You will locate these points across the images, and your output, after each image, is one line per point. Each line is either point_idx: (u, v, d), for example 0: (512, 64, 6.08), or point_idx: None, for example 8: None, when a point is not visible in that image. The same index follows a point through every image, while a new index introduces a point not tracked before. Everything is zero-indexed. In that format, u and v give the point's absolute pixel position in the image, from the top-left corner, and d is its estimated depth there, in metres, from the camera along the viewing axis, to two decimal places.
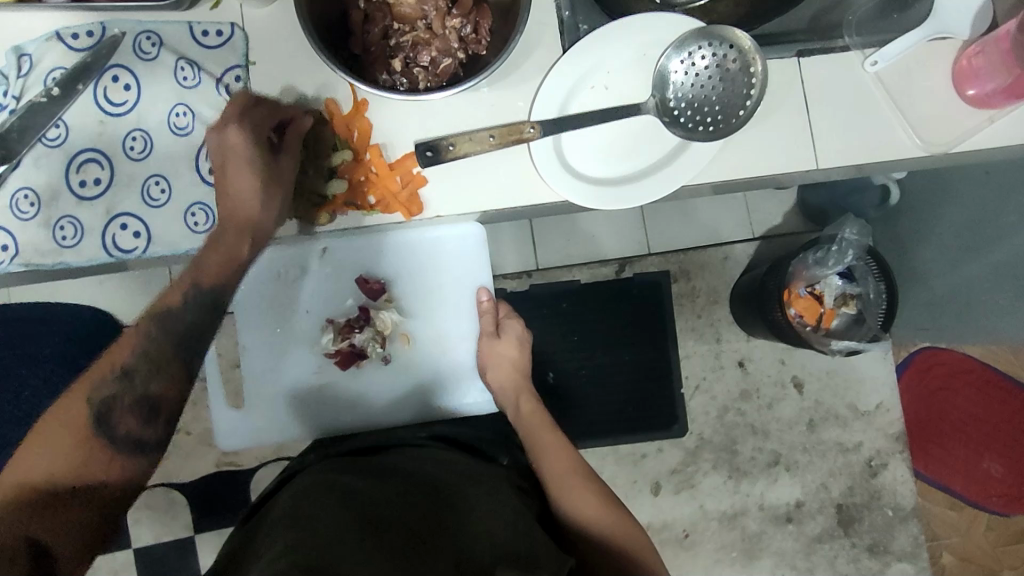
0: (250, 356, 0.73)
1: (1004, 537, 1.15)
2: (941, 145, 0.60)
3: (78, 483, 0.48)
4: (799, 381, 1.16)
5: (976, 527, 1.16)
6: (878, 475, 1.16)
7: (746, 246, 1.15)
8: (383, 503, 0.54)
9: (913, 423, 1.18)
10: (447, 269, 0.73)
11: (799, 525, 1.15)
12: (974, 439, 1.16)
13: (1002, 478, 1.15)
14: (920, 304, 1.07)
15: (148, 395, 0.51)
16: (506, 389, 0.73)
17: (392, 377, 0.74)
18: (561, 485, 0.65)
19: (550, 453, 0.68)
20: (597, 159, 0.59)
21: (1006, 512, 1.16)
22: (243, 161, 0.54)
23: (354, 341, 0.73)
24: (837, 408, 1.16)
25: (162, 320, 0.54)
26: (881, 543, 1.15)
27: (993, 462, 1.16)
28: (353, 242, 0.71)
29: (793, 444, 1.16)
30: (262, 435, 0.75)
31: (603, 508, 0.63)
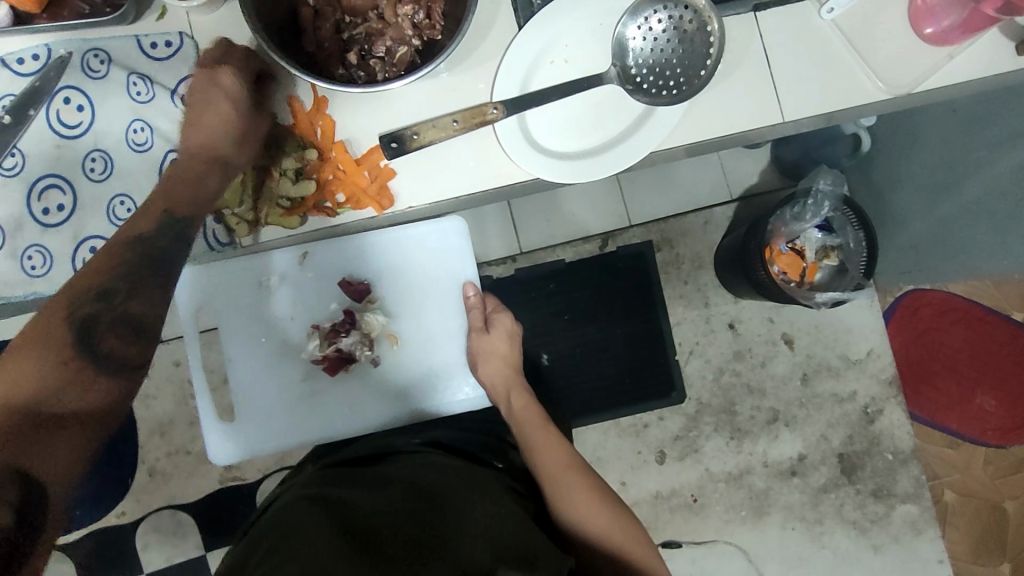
0: (237, 366, 0.72)
1: (1002, 469, 1.20)
2: (904, 87, 0.60)
3: (63, 407, 0.44)
4: (789, 336, 1.17)
5: (974, 464, 1.20)
6: (875, 421, 1.18)
7: (725, 209, 1.15)
8: (380, 516, 0.53)
9: (903, 363, 1.21)
10: (430, 267, 0.74)
11: (803, 477, 1.16)
12: (966, 374, 1.20)
13: (996, 411, 1.20)
14: (900, 250, 1.08)
15: (129, 314, 0.49)
16: (497, 385, 0.72)
17: (385, 378, 0.74)
18: (558, 488, 0.64)
19: (545, 450, 0.67)
20: (564, 133, 0.58)
21: (1003, 445, 1.20)
22: (218, 108, 0.54)
23: (341, 346, 0.72)
24: (829, 359, 1.18)
25: (134, 243, 0.51)
26: (884, 487, 1.17)
27: (987, 396, 1.20)
28: (335, 245, 0.72)
29: (789, 399, 1.17)
30: (255, 446, 0.74)
31: (599, 508, 0.62)
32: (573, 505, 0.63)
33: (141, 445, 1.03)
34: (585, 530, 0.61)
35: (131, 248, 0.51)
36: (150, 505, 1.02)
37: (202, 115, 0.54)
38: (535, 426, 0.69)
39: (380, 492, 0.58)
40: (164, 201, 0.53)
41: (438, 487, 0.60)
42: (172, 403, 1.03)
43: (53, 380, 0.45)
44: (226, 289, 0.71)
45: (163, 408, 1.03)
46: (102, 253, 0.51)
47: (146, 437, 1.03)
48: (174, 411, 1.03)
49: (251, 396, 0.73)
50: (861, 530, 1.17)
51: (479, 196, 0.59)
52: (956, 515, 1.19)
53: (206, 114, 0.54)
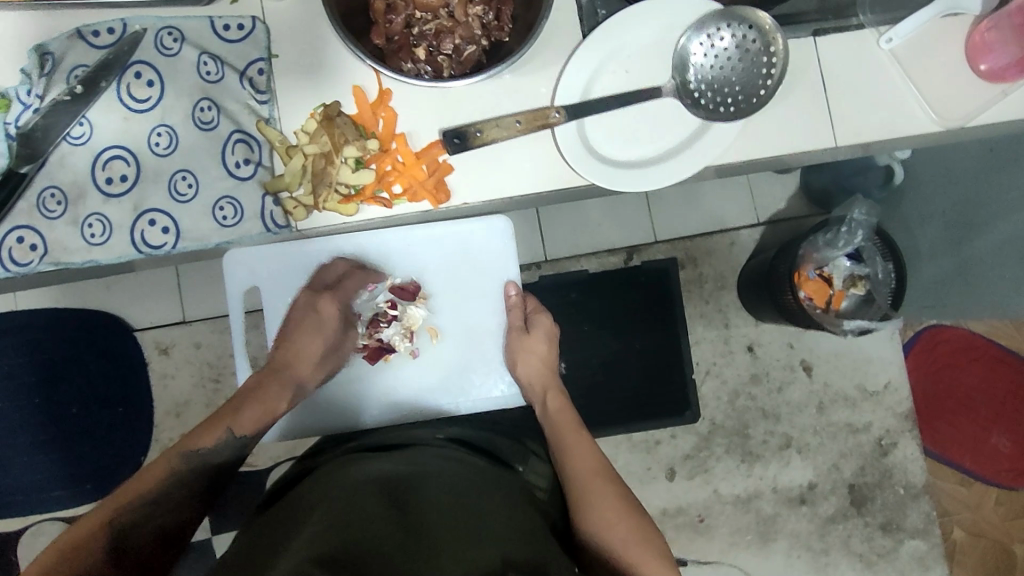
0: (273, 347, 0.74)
1: (1012, 512, 1.23)
2: (953, 120, 0.60)
3: (124, 546, 0.54)
4: (807, 363, 1.18)
5: (985, 504, 1.22)
6: (887, 454, 1.18)
7: (751, 232, 1.16)
8: (410, 504, 0.55)
9: (920, 397, 1.22)
10: (473, 264, 0.75)
11: (812, 506, 1.17)
12: (982, 416, 1.22)
13: (1009, 453, 1.22)
14: (925, 285, 1.08)
15: (184, 516, 0.58)
16: (533, 384, 0.72)
17: (420, 370, 0.75)
18: (581, 492, 0.64)
19: (575, 454, 0.67)
20: (621, 142, 0.59)
21: (1015, 486, 1.22)
22: (314, 327, 0.68)
23: (382, 337, 0.73)
24: (845, 389, 1.18)
25: (197, 453, 0.60)
26: (894, 521, 1.18)
27: (1001, 438, 1.22)
28: (381, 235, 0.73)
29: (804, 426, 1.18)
30: (285, 431, 0.75)
31: (621, 516, 0.63)
32: (597, 512, 0.63)
33: (157, 424, 1.05)
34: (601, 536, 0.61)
35: (198, 454, 0.60)
36: None
37: (302, 338, 0.67)
38: (564, 430, 0.69)
39: (408, 478, 0.59)
40: (228, 419, 0.62)
41: (462, 483, 0.60)
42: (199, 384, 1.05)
43: (136, 527, 0.55)
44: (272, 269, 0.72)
45: (180, 389, 1.06)
46: (198, 431, 0.61)
47: (161, 417, 1.05)
48: (200, 394, 1.05)
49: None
50: (867, 562, 1.17)
51: (531, 197, 0.60)
52: (963, 554, 1.21)
53: (302, 337, 0.67)
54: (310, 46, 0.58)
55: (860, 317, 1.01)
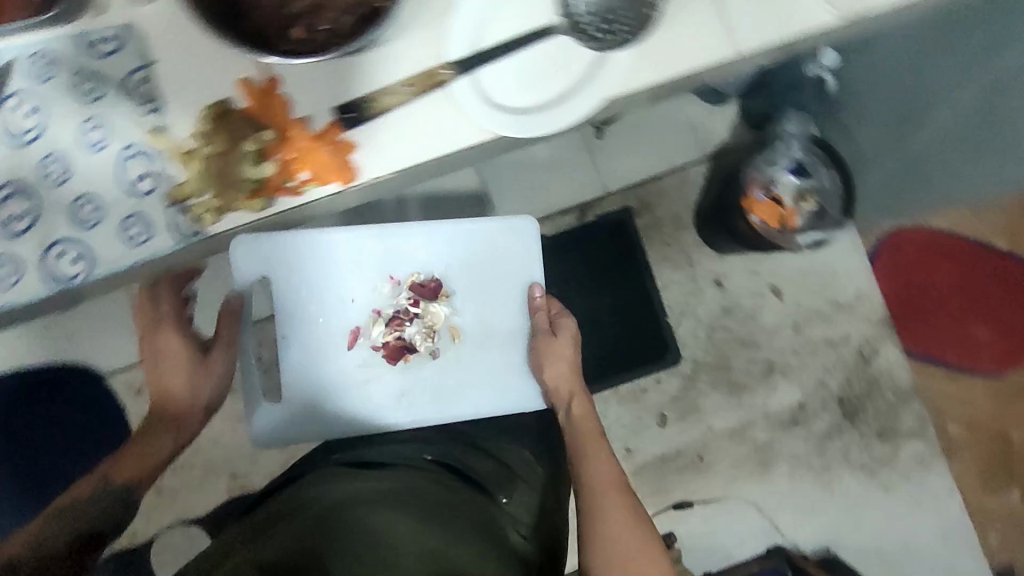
0: (301, 342, 0.84)
1: (1004, 399, 1.23)
2: (861, 10, 0.58)
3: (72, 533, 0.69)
4: (776, 287, 1.19)
5: (973, 397, 1.22)
6: (871, 362, 1.20)
7: (699, 167, 1.17)
8: (356, 538, 0.65)
9: (893, 301, 1.22)
10: (495, 269, 0.89)
11: (806, 425, 1.18)
12: (959, 309, 1.21)
13: (991, 341, 1.21)
14: (878, 187, 1.09)
15: (111, 516, 0.73)
16: (559, 388, 0.84)
17: (438, 368, 0.88)
18: (596, 499, 0.73)
19: (595, 462, 0.76)
20: (518, 89, 0.58)
21: (1001, 372, 1.22)
22: (168, 349, 0.82)
23: (404, 334, 0.87)
24: (817, 305, 1.20)
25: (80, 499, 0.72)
26: (889, 427, 1.19)
27: (982, 327, 1.21)
28: (409, 241, 0.87)
29: (783, 349, 1.19)
30: (296, 422, 0.85)
31: (628, 526, 0.71)
32: (606, 520, 0.71)
33: None
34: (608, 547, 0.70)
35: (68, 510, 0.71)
36: (162, 520, 1.08)
37: (156, 366, 0.81)
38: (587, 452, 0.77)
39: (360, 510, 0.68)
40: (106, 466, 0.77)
41: (418, 509, 0.70)
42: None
43: (69, 520, 0.70)
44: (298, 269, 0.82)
45: None
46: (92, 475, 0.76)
47: None
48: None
49: (303, 374, 0.85)
50: (869, 471, 1.18)
51: (438, 160, 0.58)
52: (960, 449, 1.22)
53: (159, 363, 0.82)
54: (184, 45, 0.56)
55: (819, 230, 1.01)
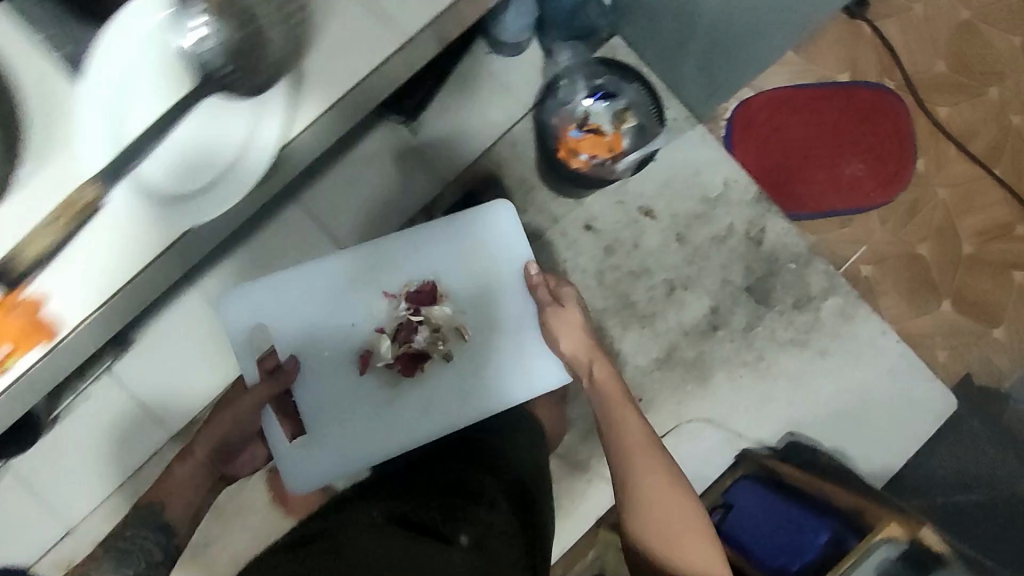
0: (324, 381, 0.90)
1: (903, 217, 1.27)
2: None
3: None
4: (646, 208, 1.16)
5: (875, 227, 1.26)
6: (762, 242, 1.17)
7: (524, 123, 1.14)
8: None
9: (763, 171, 1.25)
10: (488, 261, 0.94)
11: (726, 326, 1.16)
12: (824, 154, 1.26)
13: (866, 173, 1.26)
14: (694, 68, 1.06)
15: None
16: (578, 355, 0.86)
17: (454, 368, 0.92)
18: (630, 458, 0.77)
19: (629, 429, 0.79)
20: (175, 172, 0.52)
21: (890, 198, 1.26)
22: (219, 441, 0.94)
23: (414, 344, 0.91)
24: (692, 208, 1.17)
25: None
26: (803, 295, 1.17)
27: (852, 164, 1.26)
28: (393, 253, 0.92)
29: (676, 263, 1.16)
30: (338, 459, 0.90)
31: (666, 481, 0.76)
32: (644, 475, 0.76)
33: None
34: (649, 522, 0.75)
35: None
36: None
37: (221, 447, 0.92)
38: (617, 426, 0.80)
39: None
40: None
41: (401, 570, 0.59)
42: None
43: None
44: (306, 316, 0.90)
45: None
46: None
47: None
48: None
49: (329, 415, 0.90)
50: (800, 344, 1.17)
51: (166, 253, 0.54)
52: (881, 284, 1.25)
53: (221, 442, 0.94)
54: None
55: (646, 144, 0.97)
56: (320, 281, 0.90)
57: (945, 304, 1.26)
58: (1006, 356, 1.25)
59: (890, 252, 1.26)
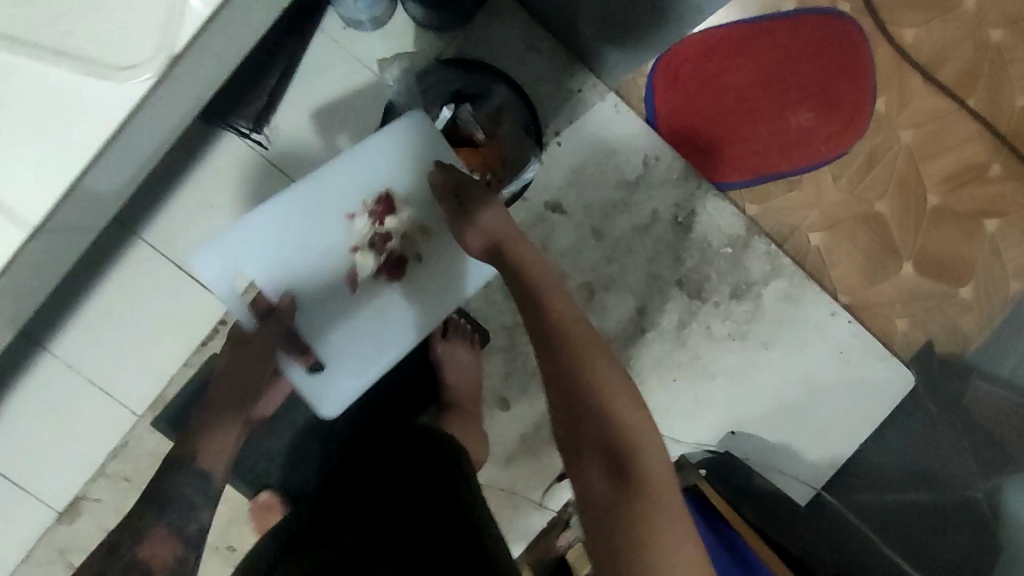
0: (334, 292, 0.82)
1: (858, 175, 1.10)
2: None
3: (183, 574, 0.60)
4: (555, 203, 1.00)
5: (827, 185, 1.09)
6: (692, 227, 1.02)
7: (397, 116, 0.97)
8: None
9: (695, 134, 1.07)
10: (433, 143, 0.82)
11: (656, 328, 1.02)
12: (766, 105, 1.08)
13: (815, 124, 1.09)
14: None
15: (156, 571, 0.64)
16: (495, 230, 0.68)
17: (435, 266, 0.84)
18: (544, 336, 0.59)
19: (547, 299, 0.62)
20: None
21: (845, 151, 1.09)
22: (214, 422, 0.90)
23: (392, 248, 0.83)
24: (608, 195, 1.01)
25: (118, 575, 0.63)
26: (741, 283, 1.03)
27: (799, 115, 1.09)
28: (337, 167, 0.81)
29: (594, 263, 1.01)
30: (355, 386, 0.84)
31: (604, 367, 0.56)
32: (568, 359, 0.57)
33: None
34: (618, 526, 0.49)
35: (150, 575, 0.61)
36: None
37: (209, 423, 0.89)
38: (574, 356, 0.57)
39: None
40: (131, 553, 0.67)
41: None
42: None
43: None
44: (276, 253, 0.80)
45: None
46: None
47: None
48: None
49: (334, 337, 0.83)
50: (741, 337, 1.04)
51: None
52: (835, 253, 1.10)
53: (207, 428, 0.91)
54: None
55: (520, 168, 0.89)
56: (283, 206, 0.80)
57: (906, 267, 1.11)
58: (973, 318, 1.11)
59: (844, 214, 1.10)
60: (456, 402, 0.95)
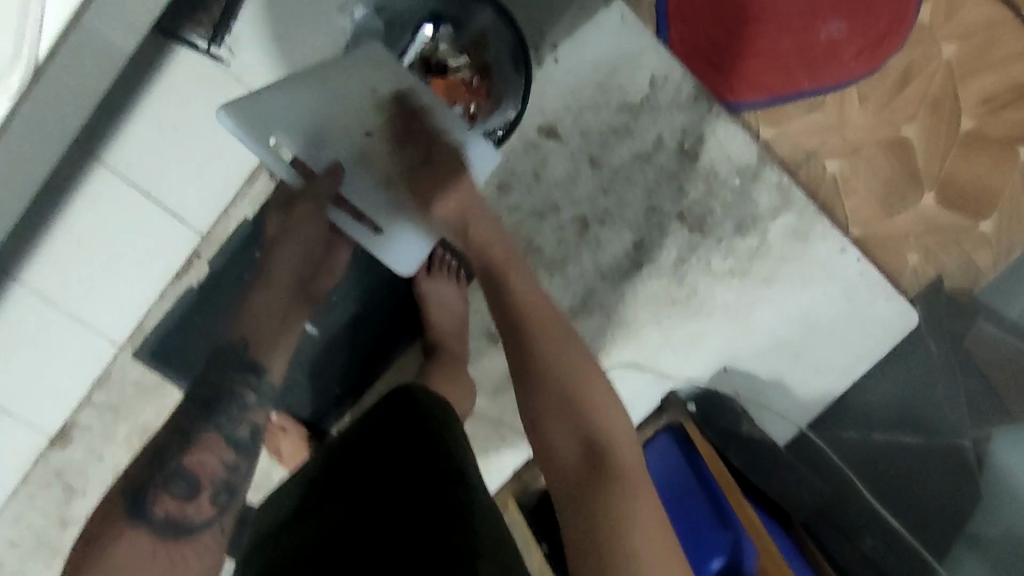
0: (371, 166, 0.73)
1: (885, 95, 1.01)
2: None
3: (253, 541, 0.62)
4: (550, 126, 0.94)
5: (850, 107, 1.01)
6: (698, 155, 0.95)
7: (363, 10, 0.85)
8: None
9: (710, 47, 0.97)
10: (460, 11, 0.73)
11: (653, 262, 0.96)
12: (792, 13, 0.95)
13: (847, 35, 0.96)
14: None
15: (183, 476, 0.62)
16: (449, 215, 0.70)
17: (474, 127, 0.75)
18: (532, 324, 0.65)
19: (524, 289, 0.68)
20: None
21: (876, 68, 0.97)
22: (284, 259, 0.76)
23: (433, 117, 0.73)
24: (609, 119, 0.94)
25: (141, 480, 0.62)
26: (747, 216, 0.96)
27: (829, 24, 0.95)
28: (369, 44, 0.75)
29: (591, 193, 0.95)
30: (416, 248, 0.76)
31: (572, 350, 0.64)
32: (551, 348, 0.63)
33: None
34: (616, 527, 0.53)
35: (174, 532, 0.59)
36: None
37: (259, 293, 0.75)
38: (579, 406, 0.60)
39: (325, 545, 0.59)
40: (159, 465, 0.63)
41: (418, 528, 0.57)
42: (39, 564, 0.98)
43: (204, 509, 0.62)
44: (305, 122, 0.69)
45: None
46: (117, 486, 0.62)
47: None
48: (50, 572, 0.99)
49: (387, 210, 0.74)
50: (741, 275, 0.97)
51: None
52: (851, 182, 1.02)
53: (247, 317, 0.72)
54: None
55: (505, 101, 0.88)
56: (297, 84, 0.71)
57: (926, 197, 1.02)
58: (987, 253, 1.02)
59: (866, 140, 1.01)
60: (442, 339, 0.92)
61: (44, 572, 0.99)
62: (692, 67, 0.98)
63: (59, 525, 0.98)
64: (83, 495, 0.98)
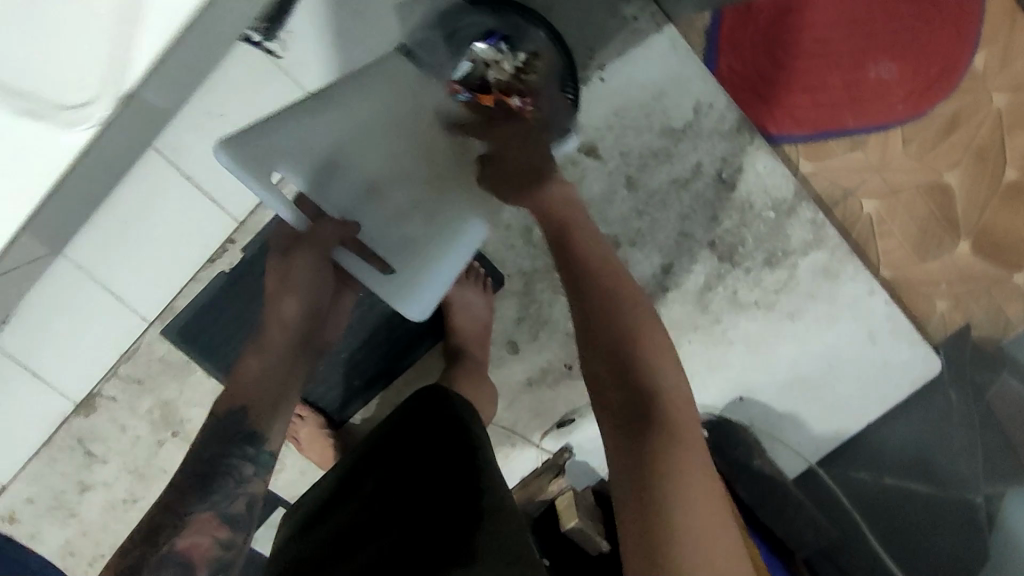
0: (389, 195, 0.79)
1: None
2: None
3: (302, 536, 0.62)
4: (590, 145, 0.95)
5: (892, 146, 0.97)
6: (735, 186, 0.95)
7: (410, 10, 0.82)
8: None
9: (757, 79, 0.98)
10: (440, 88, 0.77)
11: (680, 288, 0.97)
12: (843, 52, 0.95)
13: (897, 76, 0.94)
14: None
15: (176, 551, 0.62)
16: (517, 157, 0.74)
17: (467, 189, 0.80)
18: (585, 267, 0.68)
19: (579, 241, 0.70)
20: None
21: (919, 113, 0.95)
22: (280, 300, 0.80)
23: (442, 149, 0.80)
24: (649, 142, 0.94)
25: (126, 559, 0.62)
26: (779, 250, 0.96)
27: (879, 65, 0.95)
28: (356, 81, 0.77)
29: (624, 214, 0.96)
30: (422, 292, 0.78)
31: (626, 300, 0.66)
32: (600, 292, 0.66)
33: None
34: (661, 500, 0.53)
35: None
36: None
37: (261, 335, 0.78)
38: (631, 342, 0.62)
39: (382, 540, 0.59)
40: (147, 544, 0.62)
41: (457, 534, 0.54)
42: (56, 522, 1.03)
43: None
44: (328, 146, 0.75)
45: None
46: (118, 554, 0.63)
47: None
48: (66, 530, 1.03)
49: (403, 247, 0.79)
50: (768, 307, 0.97)
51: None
52: (887, 222, 1.00)
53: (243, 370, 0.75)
54: None
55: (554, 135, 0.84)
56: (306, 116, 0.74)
57: (963, 244, 0.98)
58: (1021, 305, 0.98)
59: (906, 183, 0.98)
60: (466, 345, 0.94)
61: (60, 530, 1.03)
62: (738, 98, 0.99)
63: (78, 489, 1.02)
64: (104, 462, 1.02)
